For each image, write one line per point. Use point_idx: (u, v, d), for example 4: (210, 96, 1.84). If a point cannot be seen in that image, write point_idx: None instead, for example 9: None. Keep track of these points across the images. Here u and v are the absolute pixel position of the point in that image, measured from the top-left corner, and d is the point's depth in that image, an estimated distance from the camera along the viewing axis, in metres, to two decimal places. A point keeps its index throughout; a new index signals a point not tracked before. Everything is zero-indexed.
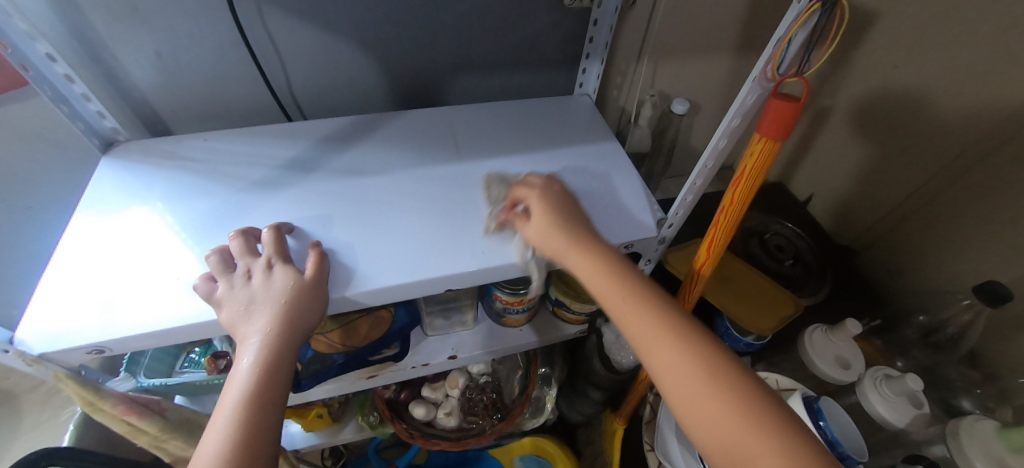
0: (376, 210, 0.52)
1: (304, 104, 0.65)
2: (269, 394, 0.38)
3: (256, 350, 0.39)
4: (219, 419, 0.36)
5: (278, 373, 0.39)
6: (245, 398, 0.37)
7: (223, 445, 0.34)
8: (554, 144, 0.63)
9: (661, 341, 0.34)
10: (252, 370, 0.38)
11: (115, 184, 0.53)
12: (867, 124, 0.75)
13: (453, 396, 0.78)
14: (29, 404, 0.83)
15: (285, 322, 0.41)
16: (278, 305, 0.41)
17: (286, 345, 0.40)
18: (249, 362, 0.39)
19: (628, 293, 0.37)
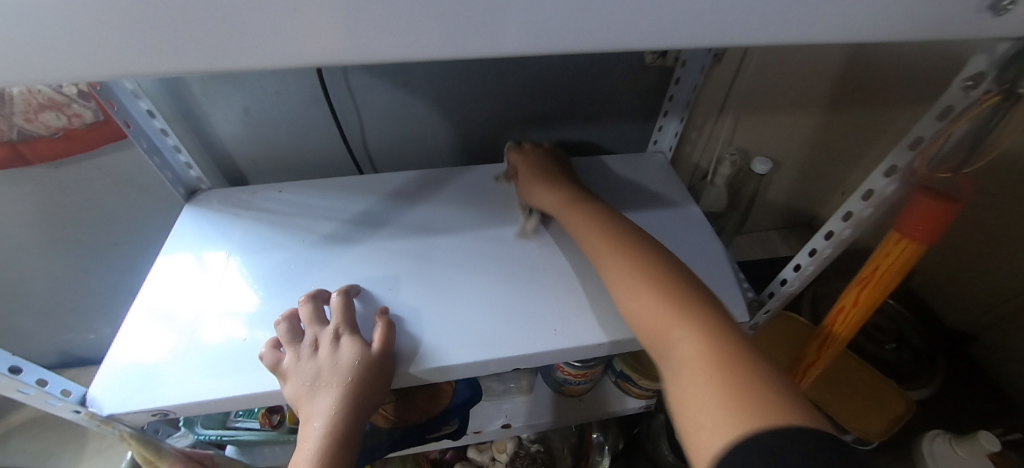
0: (444, 274, 0.50)
1: (375, 157, 0.65)
2: None
3: (320, 434, 0.37)
4: None
5: (341, 458, 0.37)
6: None
7: None
8: (628, 207, 0.59)
9: (699, 378, 0.30)
10: (314, 455, 0.37)
11: (193, 233, 0.54)
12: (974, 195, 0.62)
13: (501, 461, 0.74)
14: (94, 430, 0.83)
15: (351, 402, 0.39)
16: (344, 383, 0.39)
17: (350, 428, 0.39)
18: (313, 447, 0.37)
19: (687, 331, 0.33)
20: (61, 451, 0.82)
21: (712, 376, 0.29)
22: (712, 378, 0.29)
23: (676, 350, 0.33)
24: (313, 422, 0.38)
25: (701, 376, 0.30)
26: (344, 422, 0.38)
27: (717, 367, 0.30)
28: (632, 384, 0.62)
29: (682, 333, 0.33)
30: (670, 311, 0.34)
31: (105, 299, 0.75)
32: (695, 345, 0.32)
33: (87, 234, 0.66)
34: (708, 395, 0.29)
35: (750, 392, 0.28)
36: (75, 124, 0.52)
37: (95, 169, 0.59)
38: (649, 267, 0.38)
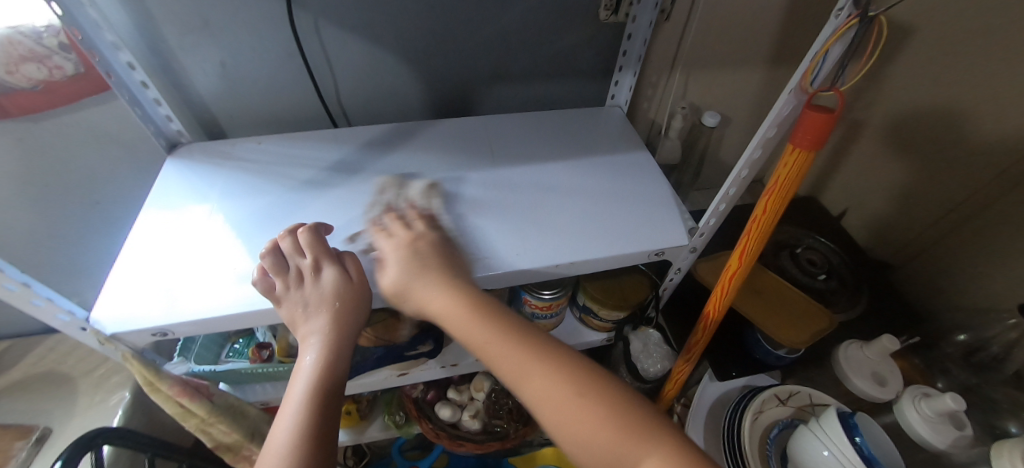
0: (416, 212, 0.55)
1: (349, 110, 0.68)
2: (329, 395, 0.40)
3: (316, 350, 0.42)
4: (286, 410, 0.39)
5: (336, 369, 0.42)
6: (308, 391, 0.40)
7: (295, 429, 0.37)
8: (587, 153, 0.65)
9: (539, 379, 0.35)
10: (313, 367, 0.41)
11: (179, 182, 0.57)
12: (905, 141, 0.73)
13: (478, 399, 0.80)
14: (83, 386, 0.81)
15: (339, 324, 0.43)
16: (331, 306, 0.44)
17: (341, 346, 0.43)
18: (311, 359, 0.42)
19: (486, 333, 0.39)
20: (51, 407, 0.78)
21: (571, 393, 0.34)
22: (589, 403, 0.34)
23: (501, 360, 0.38)
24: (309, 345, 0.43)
25: (580, 403, 0.34)
26: (335, 346, 0.43)
27: (592, 391, 0.34)
28: (594, 316, 0.68)
29: (489, 337, 0.39)
30: (502, 334, 0.39)
31: (89, 257, 0.78)
32: (529, 358, 0.37)
33: (69, 192, 0.69)
34: (593, 407, 0.33)
35: (596, 386, 0.35)
36: (56, 75, 0.55)
37: (75, 125, 0.61)
38: (472, 300, 0.42)
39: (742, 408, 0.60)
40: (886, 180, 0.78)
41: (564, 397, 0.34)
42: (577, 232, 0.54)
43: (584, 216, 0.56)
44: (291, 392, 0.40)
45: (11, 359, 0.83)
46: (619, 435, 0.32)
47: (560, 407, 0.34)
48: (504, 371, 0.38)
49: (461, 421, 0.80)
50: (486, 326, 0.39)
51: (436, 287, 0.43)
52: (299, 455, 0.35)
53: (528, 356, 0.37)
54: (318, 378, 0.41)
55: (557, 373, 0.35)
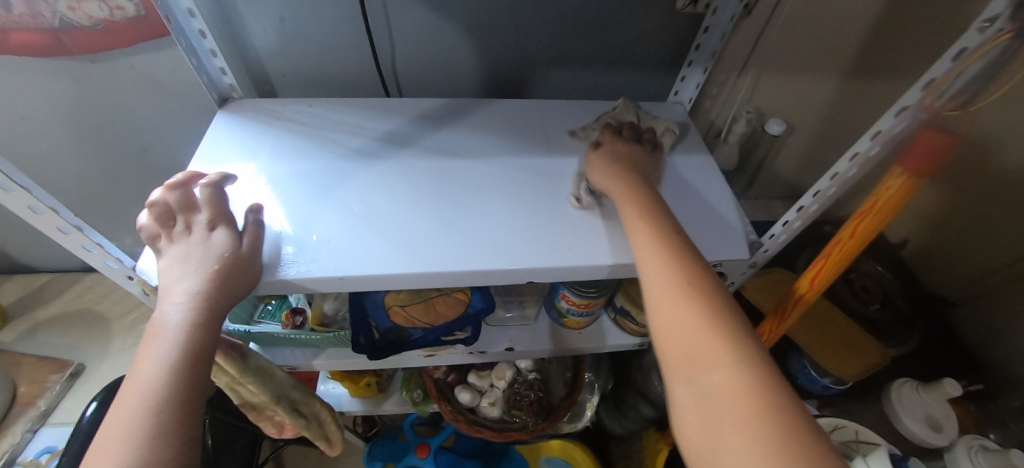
0: (465, 194, 0.53)
1: (401, 79, 0.65)
2: (193, 367, 0.35)
3: (183, 311, 0.37)
4: (144, 376, 0.34)
5: (207, 339, 0.37)
6: (177, 355, 0.35)
7: (154, 400, 0.32)
8: (646, 150, 0.61)
9: (659, 264, 0.37)
10: (179, 329, 0.36)
11: (226, 136, 0.55)
12: (956, 178, 0.64)
13: (499, 387, 0.80)
14: (117, 330, 0.83)
15: (217, 288, 0.39)
16: (210, 267, 0.39)
17: (216, 313, 0.38)
18: (175, 320, 0.36)
19: (644, 221, 0.41)
20: (87, 346, 0.80)
21: (686, 300, 0.33)
22: (696, 309, 0.32)
23: (640, 243, 0.40)
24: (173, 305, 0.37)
25: (685, 301, 0.33)
26: (205, 310, 0.37)
27: (706, 303, 0.33)
28: (631, 320, 0.66)
29: (641, 228, 0.41)
30: (649, 226, 0.41)
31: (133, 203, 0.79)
32: (661, 246, 0.38)
33: (119, 137, 0.69)
34: (695, 306, 0.33)
35: (710, 289, 0.34)
36: (116, 16, 0.54)
37: (130, 69, 0.60)
38: (653, 215, 0.42)
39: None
40: (930, 216, 0.70)
41: (679, 300, 0.33)
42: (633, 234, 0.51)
43: None
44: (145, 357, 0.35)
45: (53, 292, 0.85)
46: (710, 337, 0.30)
47: (670, 304, 0.33)
48: (637, 249, 0.40)
49: (479, 407, 0.80)
50: (649, 231, 0.40)
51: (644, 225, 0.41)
52: (151, 425, 0.31)
53: (656, 246, 0.38)
54: (181, 345, 0.35)
55: (678, 267, 0.36)
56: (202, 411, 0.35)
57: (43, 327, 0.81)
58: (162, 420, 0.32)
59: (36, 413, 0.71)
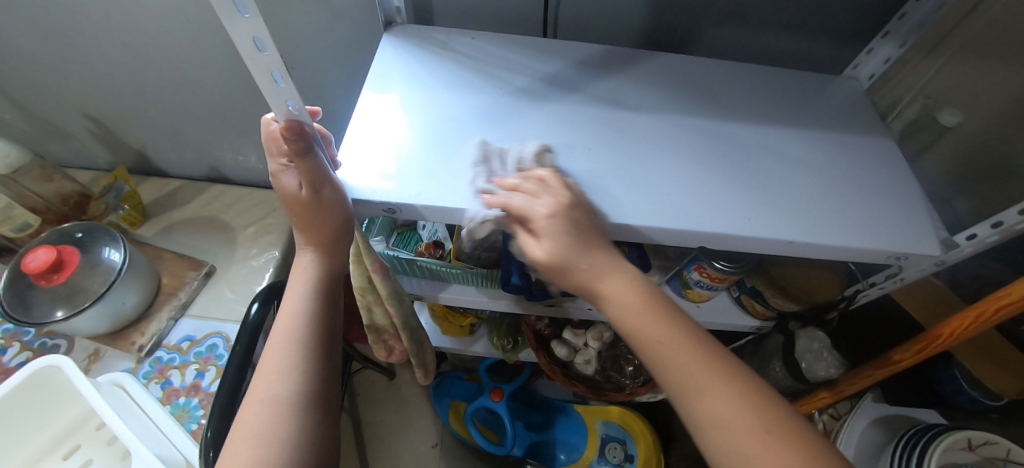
0: (636, 147, 0.51)
1: (561, 20, 0.62)
2: (318, 309, 0.46)
3: (313, 267, 0.47)
4: (286, 320, 0.45)
5: (328, 285, 0.48)
6: (309, 300, 0.46)
7: (291, 340, 0.44)
8: (820, 126, 0.57)
9: (691, 367, 0.36)
10: (309, 280, 0.47)
11: (396, 61, 0.54)
12: None
13: (594, 347, 0.79)
14: (240, 238, 0.87)
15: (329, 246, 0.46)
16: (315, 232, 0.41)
17: (330, 266, 0.48)
18: (309, 276, 0.47)
19: (643, 300, 0.38)
20: (214, 250, 0.85)
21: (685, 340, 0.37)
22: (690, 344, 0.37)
23: (620, 311, 0.38)
24: (307, 257, 0.47)
25: (664, 349, 0.37)
26: (327, 264, 0.47)
27: (682, 343, 0.37)
28: (760, 302, 0.62)
29: (612, 282, 0.39)
30: (642, 301, 0.38)
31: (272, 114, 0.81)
32: (654, 324, 0.37)
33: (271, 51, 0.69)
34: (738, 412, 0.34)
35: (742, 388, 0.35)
36: None
37: None
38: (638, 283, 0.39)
39: (909, 446, 0.55)
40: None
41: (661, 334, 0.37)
42: (811, 213, 0.49)
43: (819, 197, 0.50)
44: (284, 310, 0.46)
45: (185, 197, 0.91)
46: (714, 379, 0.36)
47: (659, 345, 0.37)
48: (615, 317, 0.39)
49: (573, 363, 0.81)
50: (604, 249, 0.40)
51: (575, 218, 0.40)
52: (289, 361, 0.43)
53: (649, 318, 0.38)
54: (309, 294, 0.46)
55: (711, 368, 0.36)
56: (323, 347, 0.46)
57: (176, 227, 0.87)
58: (294, 354, 0.44)
59: (177, 304, 0.77)
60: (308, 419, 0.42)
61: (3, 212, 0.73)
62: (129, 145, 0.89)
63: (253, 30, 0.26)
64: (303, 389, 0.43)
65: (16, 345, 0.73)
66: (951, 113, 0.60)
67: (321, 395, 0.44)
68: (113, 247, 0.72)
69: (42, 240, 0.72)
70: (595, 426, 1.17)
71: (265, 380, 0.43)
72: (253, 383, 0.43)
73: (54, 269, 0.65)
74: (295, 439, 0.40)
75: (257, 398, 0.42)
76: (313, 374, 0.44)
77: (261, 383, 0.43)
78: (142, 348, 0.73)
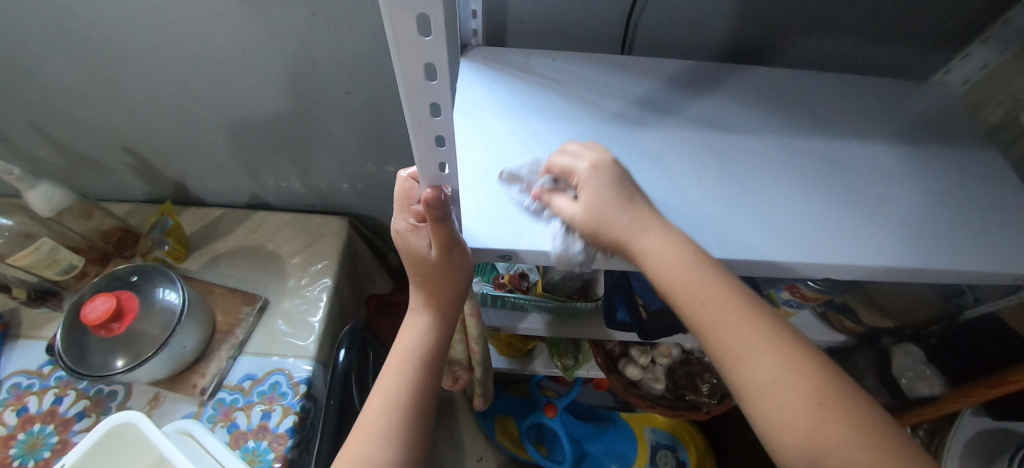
0: (745, 174, 0.48)
1: (640, 36, 0.59)
2: (424, 380, 0.44)
3: (423, 336, 0.44)
4: (390, 385, 0.43)
5: (438, 356, 0.45)
6: (415, 365, 0.44)
7: (391, 408, 0.42)
8: (921, 139, 0.55)
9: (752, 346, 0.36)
10: (418, 349, 0.44)
11: (481, 89, 0.51)
12: None
13: (662, 364, 0.79)
14: (290, 268, 0.84)
15: (444, 317, 0.44)
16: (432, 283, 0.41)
17: (442, 336, 0.45)
18: (416, 344, 0.44)
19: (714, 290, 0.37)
20: (264, 281, 0.82)
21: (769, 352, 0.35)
22: (783, 359, 0.35)
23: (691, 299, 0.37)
24: (418, 319, 0.45)
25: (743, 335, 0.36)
26: (437, 330, 0.45)
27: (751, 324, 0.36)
28: (851, 318, 0.61)
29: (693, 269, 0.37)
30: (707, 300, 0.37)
31: (322, 138, 0.77)
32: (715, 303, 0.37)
33: (329, 77, 0.66)
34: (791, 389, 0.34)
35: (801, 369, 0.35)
36: None
37: (370, 7, 0.56)
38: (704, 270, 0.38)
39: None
40: None
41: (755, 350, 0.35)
42: (932, 237, 0.46)
43: (937, 217, 0.48)
44: (388, 375, 0.44)
45: (227, 226, 0.88)
46: (823, 406, 0.33)
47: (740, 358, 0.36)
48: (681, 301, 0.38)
49: (643, 382, 0.80)
50: (678, 245, 0.37)
51: (668, 231, 0.38)
52: (388, 430, 0.41)
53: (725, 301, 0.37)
54: (413, 361, 0.44)
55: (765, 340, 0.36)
56: (419, 419, 0.43)
57: (223, 258, 0.84)
58: (393, 425, 0.41)
59: (235, 343, 0.74)
60: None
61: (48, 256, 0.70)
62: (168, 175, 0.86)
63: (432, 97, 0.24)
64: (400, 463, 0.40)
65: (72, 394, 0.70)
66: None
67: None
68: (169, 287, 0.69)
69: (93, 285, 0.69)
70: (643, 434, 1.16)
71: (359, 442, 0.41)
72: (346, 443, 0.42)
73: (114, 318, 0.62)
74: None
75: (352, 461, 0.40)
76: (409, 449, 0.42)
77: (355, 445, 0.41)
78: (204, 390, 0.69)
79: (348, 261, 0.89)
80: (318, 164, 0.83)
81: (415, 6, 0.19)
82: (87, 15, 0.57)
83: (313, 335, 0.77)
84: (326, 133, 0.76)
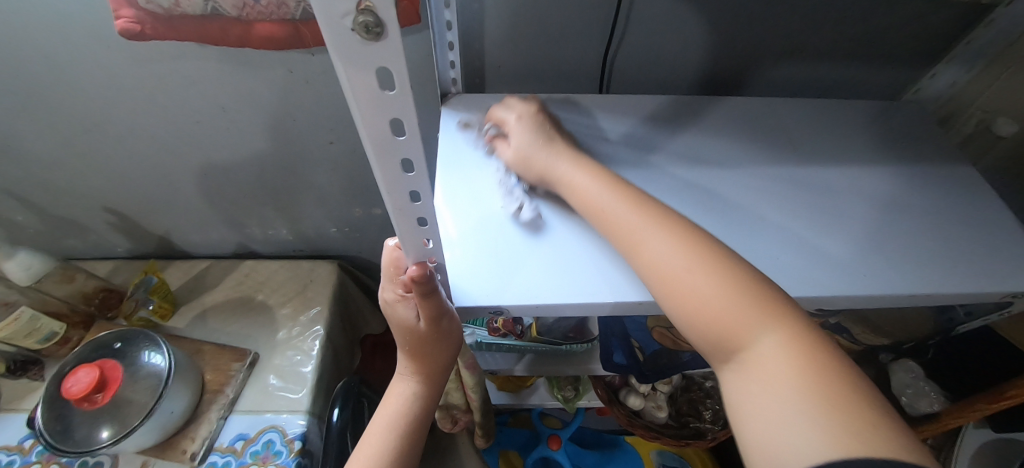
0: (730, 208, 0.48)
1: (616, 74, 0.60)
2: (409, 449, 0.43)
3: (408, 401, 0.43)
4: (370, 451, 0.41)
5: (423, 424, 0.44)
6: (399, 431, 0.42)
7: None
8: (898, 159, 0.55)
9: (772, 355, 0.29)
10: (402, 416, 0.43)
11: (464, 139, 0.51)
12: None
13: (662, 391, 0.79)
14: (280, 317, 0.82)
15: (431, 384, 0.44)
16: (424, 350, 0.40)
17: (428, 402, 0.44)
18: (400, 412, 0.43)
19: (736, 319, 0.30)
20: (254, 333, 0.80)
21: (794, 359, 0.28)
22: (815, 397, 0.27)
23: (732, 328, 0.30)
24: (403, 383, 0.43)
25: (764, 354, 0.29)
26: (422, 395, 0.44)
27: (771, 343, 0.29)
28: (845, 337, 0.62)
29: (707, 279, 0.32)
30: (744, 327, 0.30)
31: (305, 185, 0.77)
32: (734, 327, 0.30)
33: (310, 129, 0.66)
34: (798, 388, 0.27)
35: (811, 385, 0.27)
36: None
37: None
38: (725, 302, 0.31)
39: None
40: None
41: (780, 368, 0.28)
42: (919, 259, 0.46)
43: (922, 240, 0.48)
44: (369, 438, 0.42)
45: (214, 278, 0.86)
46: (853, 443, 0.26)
47: (776, 406, 0.27)
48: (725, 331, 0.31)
49: (645, 410, 0.79)
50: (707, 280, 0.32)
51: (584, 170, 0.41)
52: None
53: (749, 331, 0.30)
54: (397, 427, 0.42)
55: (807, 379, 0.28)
56: None
57: (210, 312, 0.82)
58: None
59: (226, 402, 0.72)
60: None
61: (28, 326, 0.68)
62: (150, 230, 0.84)
63: (411, 186, 0.23)
64: None
65: None
66: (1005, 124, 0.59)
67: None
68: (154, 350, 0.67)
69: (75, 354, 0.67)
70: (650, 458, 1.14)
71: None
72: None
73: (97, 389, 0.60)
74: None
75: None
76: None
77: None
78: (194, 455, 0.67)
79: (339, 306, 0.88)
80: (304, 211, 0.83)
81: (388, 113, 0.19)
82: (61, 86, 0.57)
83: (306, 388, 0.75)
84: (310, 180, 0.76)
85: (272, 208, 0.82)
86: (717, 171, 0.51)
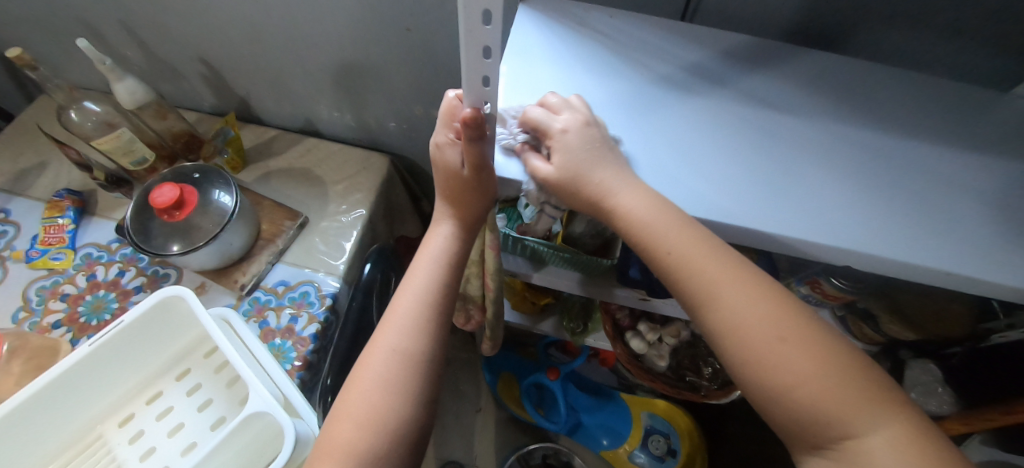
0: (784, 153, 0.48)
1: (703, 5, 0.58)
2: (451, 287, 0.47)
3: (448, 244, 0.48)
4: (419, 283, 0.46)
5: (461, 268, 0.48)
6: (445, 269, 0.47)
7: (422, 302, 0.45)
8: (988, 148, 0.51)
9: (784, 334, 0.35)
10: (443, 258, 0.47)
11: (536, 36, 0.52)
12: None
13: (668, 342, 0.81)
14: (332, 193, 0.89)
15: (467, 231, 0.48)
16: (464, 197, 0.45)
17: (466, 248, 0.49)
18: (441, 253, 0.47)
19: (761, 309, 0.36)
20: (307, 201, 0.88)
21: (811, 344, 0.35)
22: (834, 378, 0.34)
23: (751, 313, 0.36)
24: (443, 227, 0.48)
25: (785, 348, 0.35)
26: (460, 239, 0.48)
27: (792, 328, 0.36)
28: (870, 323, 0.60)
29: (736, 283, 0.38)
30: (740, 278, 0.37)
31: (377, 73, 0.81)
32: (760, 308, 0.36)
33: (392, 13, 0.68)
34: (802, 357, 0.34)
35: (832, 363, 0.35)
36: None
37: None
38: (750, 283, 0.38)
39: None
40: None
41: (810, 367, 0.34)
42: (972, 245, 0.44)
43: (984, 227, 0.45)
44: (416, 271, 0.47)
45: (281, 146, 0.94)
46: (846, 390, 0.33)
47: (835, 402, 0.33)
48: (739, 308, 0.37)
49: (646, 356, 0.81)
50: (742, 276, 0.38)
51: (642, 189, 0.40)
52: (415, 320, 0.44)
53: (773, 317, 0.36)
54: (439, 264, 0.47)
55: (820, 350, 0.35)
56: (447, 321, 0.46)
57: (274, 175, 0.90)
58: (421, 318, 0.44)
59: (275, 250, 0.80)
60: (424, 379, 0.43)
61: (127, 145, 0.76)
62: (234, 90, 0.92)
63: (485, 3, 0.25)
64: (423, 354, 0.43)
65: (133, 270, 0.78)
66: None
67: (438, 366, 0.45)
68: (223, 190, 0.75)
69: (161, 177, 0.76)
70: (639, 417, 1.17)
71: (390, 332, 0.44)
72: (375, 335, 0.45)
73: (176, 206, 0.69)
74: (408, 394, 0.42)
75: (386, 348, 0.43)
76: (433, 344, 0.44)
77: (386, 332, 0.44)
78: (244, 287, 0.77)
79: (384, 197, 0.94)
80: (371, 100, 0.87)
81: None
82: None
83: (344, 256, 0.82)
84: (381, 68, 0.79)
85: (342, 90, 0.86)
86: (782, 117, 0.50)
